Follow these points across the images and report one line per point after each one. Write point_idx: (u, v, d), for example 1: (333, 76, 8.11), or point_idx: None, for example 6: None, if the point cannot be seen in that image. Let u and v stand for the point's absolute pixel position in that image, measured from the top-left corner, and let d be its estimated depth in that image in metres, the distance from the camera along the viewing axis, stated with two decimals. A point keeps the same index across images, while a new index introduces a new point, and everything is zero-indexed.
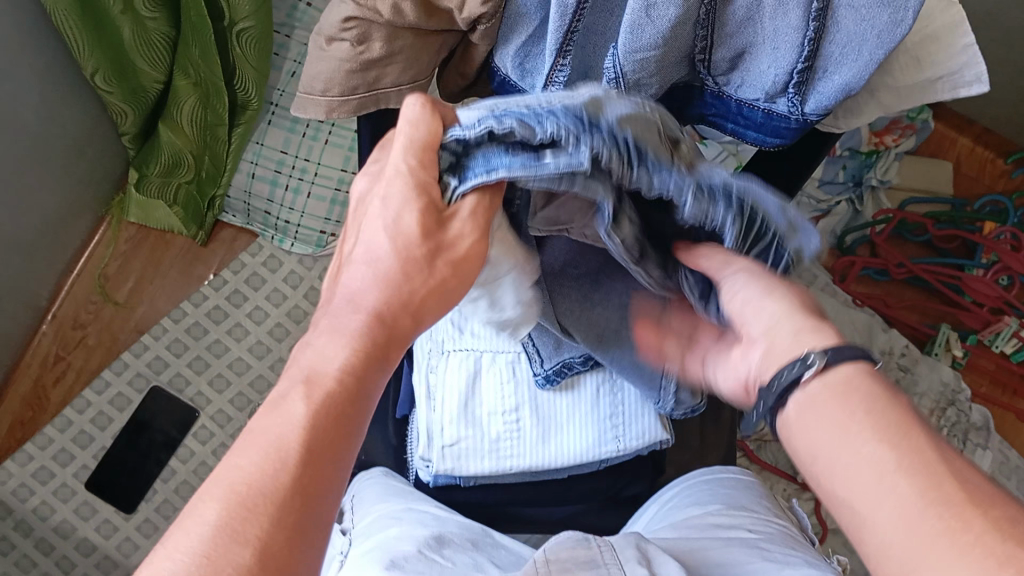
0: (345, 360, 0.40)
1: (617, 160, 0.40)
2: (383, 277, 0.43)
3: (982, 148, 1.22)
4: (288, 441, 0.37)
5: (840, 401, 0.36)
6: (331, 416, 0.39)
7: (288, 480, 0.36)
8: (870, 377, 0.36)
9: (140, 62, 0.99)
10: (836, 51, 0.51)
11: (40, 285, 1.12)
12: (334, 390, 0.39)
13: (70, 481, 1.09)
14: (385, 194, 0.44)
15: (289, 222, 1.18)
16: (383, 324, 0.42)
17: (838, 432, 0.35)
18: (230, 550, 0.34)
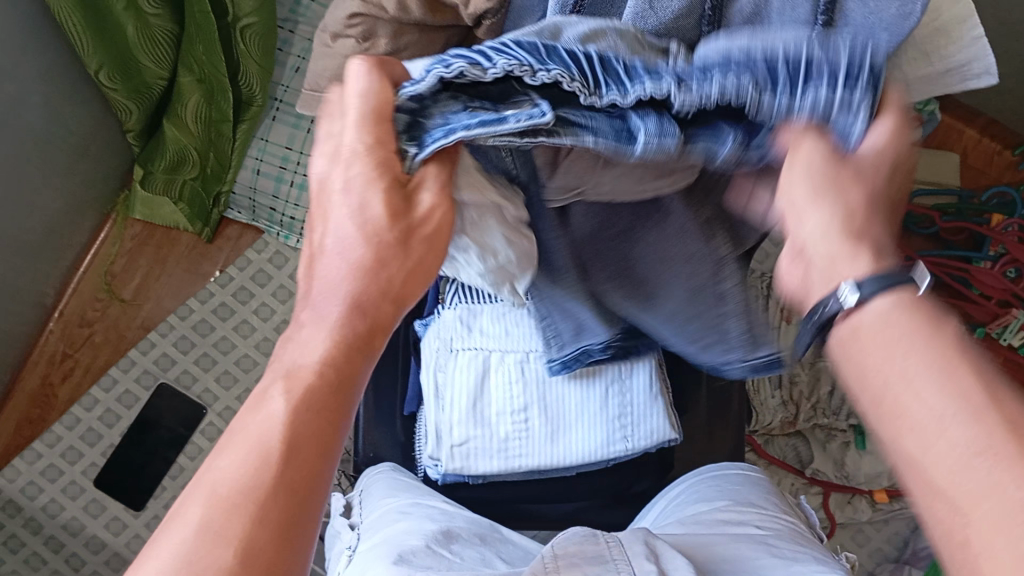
0: (328, 354, 0.41)
1: (576, 89, 0.40)
2: (353, 265, 0.43)
3: (988, 140, 1.21)
4: (271, 442, 0.38)
5: (884, 335, 0.37)
6: (316, 413, 0.40)
7: (272, 477, 0.38)
8: (917, 306, 0.37)
9: (145, 59, 0.99)
10: None
11: (46, 284, 1.12)
12: (316, 382, 0.40)
13: (78, 478, 1.09)
14: (346, 176, 0.42)
15: (294, 219, 1.18)
16: (361, 310, 0.43)
17: (884, 368, 0.36)
18: (212, 553, 0.36)
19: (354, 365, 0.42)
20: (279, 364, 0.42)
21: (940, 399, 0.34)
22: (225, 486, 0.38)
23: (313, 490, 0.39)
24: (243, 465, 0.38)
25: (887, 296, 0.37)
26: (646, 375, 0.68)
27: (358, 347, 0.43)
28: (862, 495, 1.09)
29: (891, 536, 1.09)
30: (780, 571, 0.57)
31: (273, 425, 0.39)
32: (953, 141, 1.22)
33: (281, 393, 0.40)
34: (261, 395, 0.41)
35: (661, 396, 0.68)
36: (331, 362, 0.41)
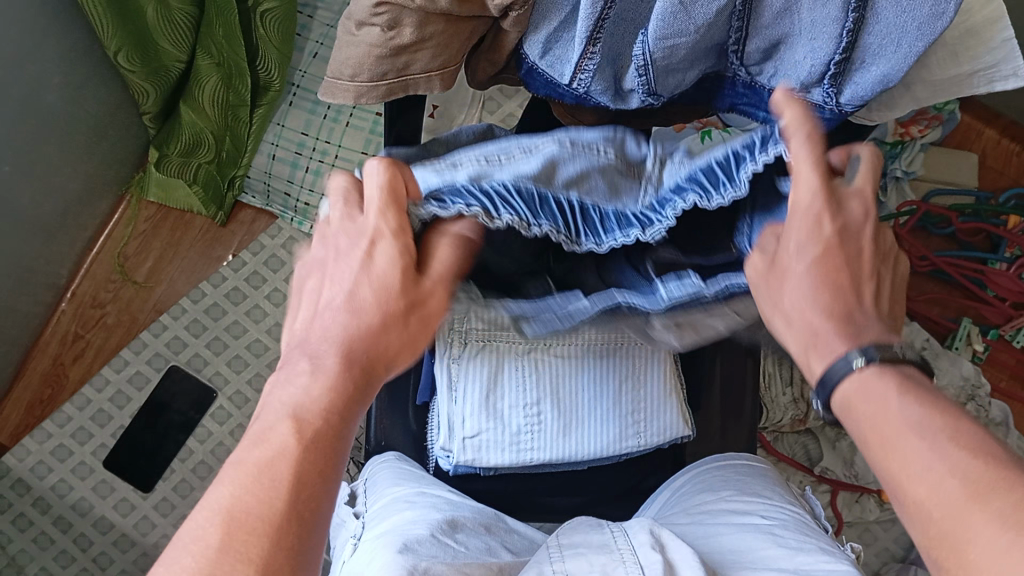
0: (329, 407, 0.42)
1: (560, 237, 0.47)
2: (357, 323, 0.45)
3: (1008, 141, 1.21)
4: (278, 466, 0.40)
5: (871, 403, 0.42)
6: (321, 451, 0.41)
7: (282, 504, 0.39)
8: (894, 373, 0.43)
9: (162, 41, 0.98)
10: (875, 42, 0.50)
11: (60, 264, 1.12)
12: (315, 429, 0.41)
13: (88, 459, 1.09)
14: (372, 256, 0.46)
15: (308, 205, 1.17)
16: (356, 354, 0.44)
17: (872, 433, 0.41)
18: (232, 570, 0.37)
19: (351, 413, 0.43)
20: (276, 407, 0.42)
21: (927, 448, 0.38)
22: (244, 508, 0.38)
23: (317, 515, 0.40)
24: (253, 488, 0.39)
25: (873, 367, 0.43)
26: (659, 374, 0.68)
27: (356, 394, 0.44)
28: (869, 494, 1.09)
29: (898, 537, 1.09)
30: (786, 563, 0.57)
31: (285, 458, 0.40)
32: (973, 141, 1.22)
33: (289, 432, 0.41)
34: (263, 431, 0.41)
35: (672, 395, 0.68)
36: (328, 414, 0.42)
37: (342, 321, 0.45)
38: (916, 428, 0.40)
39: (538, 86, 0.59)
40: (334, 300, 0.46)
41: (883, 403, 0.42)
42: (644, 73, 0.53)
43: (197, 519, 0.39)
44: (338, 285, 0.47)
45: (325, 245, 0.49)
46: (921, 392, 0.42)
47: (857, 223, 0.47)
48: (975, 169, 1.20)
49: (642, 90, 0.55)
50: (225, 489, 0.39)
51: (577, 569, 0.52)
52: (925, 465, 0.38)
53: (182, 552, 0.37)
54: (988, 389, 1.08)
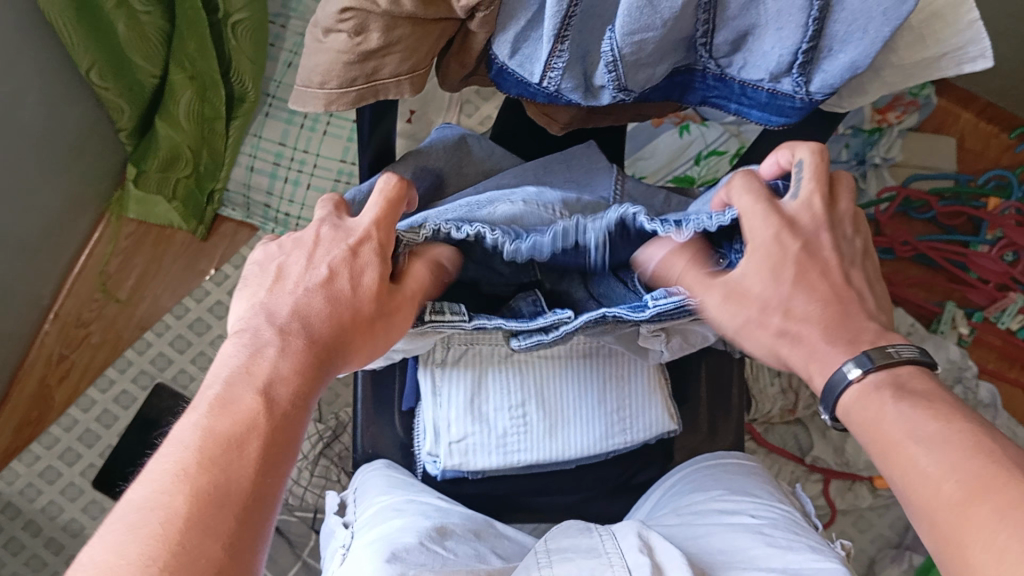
0: (299, 388, 0.44)
1: (496, 238, 0.50)
2: (333, 310, 0.47)
3: (985, 123, 1.22)
4: (249, 444, 0.40)
5: (869, 411, 0.44)
6: (282, 428, 0.42)
7: (251, 484, 0.39)
8: (889, 381, 0.45)
9: (134, 57, 0.98)
10: (841, 30, 0.50)
11: (43, 284, 1.12)
12: (283, 411, 0.42)
13: (77, 479, 1.08)
14: (354, 247, 0.48)
15: (289, 215, 1.18)
16: (325, 343, 0.46)
17: (875, 442, 0.44)
18: (203, 544, 0.36)
19: (310, 394, 0.44)
20: (242, 378, 0.43)
21: (925, 456, 0.41)
22: (215, 481, 0.38)
23: (271, 493, 0.40)
24: (219, 470, 0.39)
25: (871, 376, 0.45)
26: (642, 370, 0.68)
27: (315, 377, 0.45)
28: (862, 481, 1.08)
29: (893, 522, 1.08)
30: (776, 563, 0.57)
31: (255, 431, 0.41)
32: (951, 124, 1.23)
33: (255, 399, 0.42)
34: (226, 401, 0.42)
35: (656, 390, 0.68)
36: (296, 397, 0.43)
37: (315, 302, 0.47)
38: (913, 436, 0.42)
39: (509, 86, 0.59)
40: (305, 282, 0.48)
41: (884, 412, 0.44)
42: (613, 69, 0.53)
43: (140, 489, 0.38)
44: (312, 269, 0.48)
45: (293, 239, 0.51)
46: (916, 396, 0.44)
47: (818, 241, 0.50)
48: (953, 152, 1.21)
49: (612, 86, 0.55)
50: (177, 450, 0.39)
51: (564, 572, 0.52)
52: (923, 460, 0.41)
53: (148, 512, 0.37)
54: (975, 370, 1.08)
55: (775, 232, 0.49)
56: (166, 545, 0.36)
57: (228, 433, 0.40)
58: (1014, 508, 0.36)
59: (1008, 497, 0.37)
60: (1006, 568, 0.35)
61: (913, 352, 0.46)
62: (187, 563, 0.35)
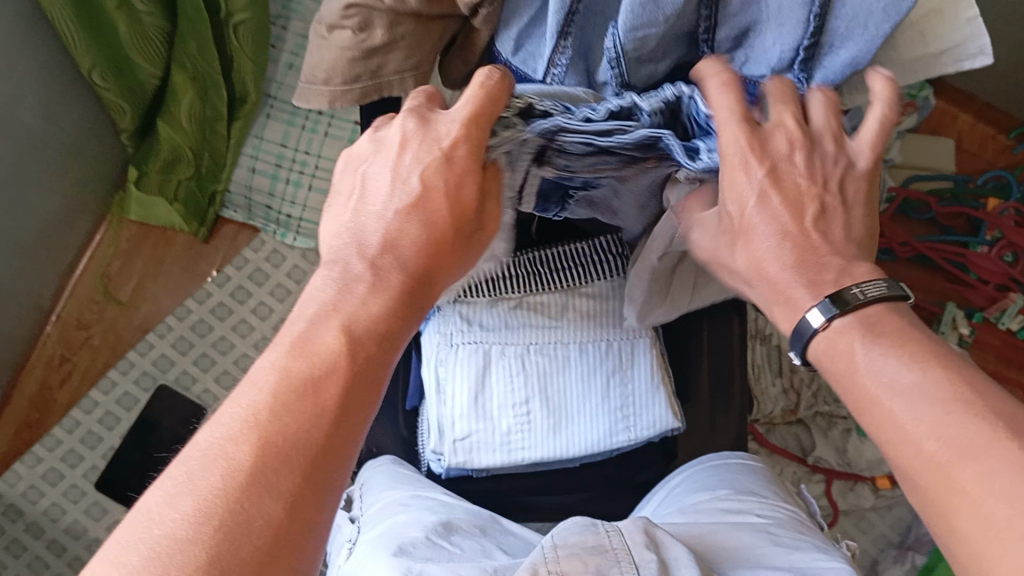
0: (382, 328, 0.43)
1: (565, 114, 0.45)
2: (428, 224, 0.46)
3: (983, 124, 1.23)
4: (327, 387, 0.39)
5: (840, 357, 0.45)
6: (365, 365, 0.41)
7: (321, 435, 0.38)
8: (861, 324, 0.45)
9: (135, 57, 0.98)
10: (841, 26, 0.50)
11: (43, 288, 1.12)
12: (364, 347, 0.41)
13: (79, 481, 1.09)
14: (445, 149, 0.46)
15: (290, 217, 1.19)
16: (420, 271, 0.45)
17: (849, 390, 0.44)
18: (262, 502, 0.35)
19: (401, 329, 0.44)
20: (328, 312, 0.42)
21: (901, 406, 0.41)
22: (280, 430, 0.37)
23: (345, 444, 0.39)
24: (289, 418, 0.37)
25: (836, 322, 0.46)
26: (647, 367, 0.66)
27: (408, 310, 0.44)
28: (864, 482, 1.09)
29: (894, 522, 1.08)
30: (781, 561, 0.57)
31: (332, 379, 0.39)
32: (948, 125, 1.24)
33: (335, 337, 0.41)
34: (306, 341, 0.40)
35: (662, 387, 0.66)
36: (377, 326, 0.42)
37: (412, 225, 0.46)
38: (888, 389, 0.42)
39: None
40: (391, 205, 0.46)
41: (853, 360, 0.44)
42: (616, 65, 0.53)
43: (193, 455, 0.36)
44: (402, 182, 0.47)
45: (385, 137, 0.49)
46: (901, 342, 0.43)
47: (784, 158, 0.49)
48: (951, 153, 1.22)
49: (615, 83, 0.54)
50: (250, 393, 0.38)
51: (572, 569, 0.51)
52: (901, 413, 0.41)
53: (210, 462, 0.36)
54: None
55: (742, 160, 0.47)
56: (224, 497, 0.35)
57: (304, 374, 0.39)
58: (1006, 472, 0.36)
59: (1005, 457, 0.36)
60: (1000, 536, 0.35)
61: (880, 290, 0.46)
62: (242, 524, 0.34)
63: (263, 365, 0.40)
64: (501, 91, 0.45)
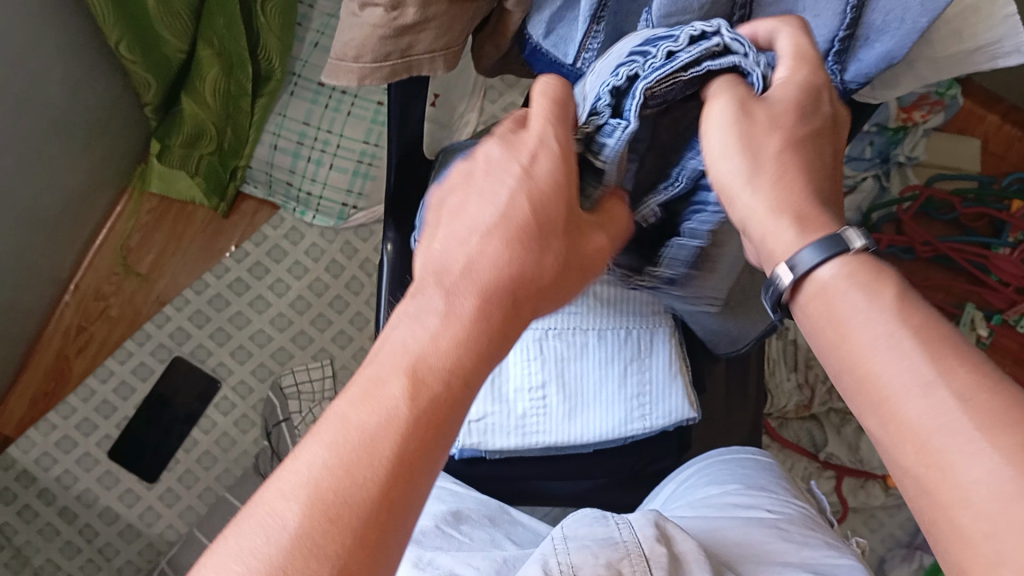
0: (455, 364, 0.38)
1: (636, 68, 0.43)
2: (512, 257, 0.41)
3: (1008, 126, 1.22)
4: (385, 440, 0.35)
5: (846, 302, 0.40)
6: (439, 408, 0.37)
7: (379, 488, 0.34)
8: (867, 266, 0.40)
9: (163, 32, 0.99)
10: (879, 19, 0.49)
11: (63, 257, 1.12)
12: (435, 388, 0.37)
13: (93, 450, 1.10)
14: (528, 164, 0.43)
15: (310, 195, 1.18)
16: (506, 298, 0.40)
17: (834, 337, 0.40)
18: (308, 566, 0.32)
19: (480, 369, 0.39)
20: (397, 349, 0.38)
21: (896, 366, 0.37)
22: (333, 487, 0.34)
23: (413, 494, 0.35)
24: (347, 470, 0.34)
25: (842, 261, 0.40)
26: (665, 354, 0.67)
27: (491, 344, 0.40)
28: (875, 480, 1.08)
29: (903, 522, 1.08)
30: (792, 557, 0.57)
31: (395, 426, 0.35)
32: (974, 126, 1.23)
33: (404, 383, 0.36)
34: (375, 381, 0.37)
35: (679, 377, 0.67)
36: (453, 366, 0.38)
37: (505, 251, 0.41)
38: (887, 344, 0.37)
39: (541, 67, 0.59)
40: (478, 228, 0.42)
41: (861, 308, 0.39)
42: None
43: (249, 516, 0.34)
44: (489, 203, 0.42)
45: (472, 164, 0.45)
46: (915, 299, 0.39)
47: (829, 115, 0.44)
48: (976, 154, 1.21)
49: None
50: (315, 452, 0.35)
51: (582, 561, 0.51)
52: (905, 374, 0.36)
53: (262, 526, 0.33)
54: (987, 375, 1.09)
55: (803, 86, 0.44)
56: (274, 564, 0.32)
57: (366, 429, 0.35)
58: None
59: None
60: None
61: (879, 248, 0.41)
62: None
63: (328, 411, 0.36)
64: (564, 98, 0.45)
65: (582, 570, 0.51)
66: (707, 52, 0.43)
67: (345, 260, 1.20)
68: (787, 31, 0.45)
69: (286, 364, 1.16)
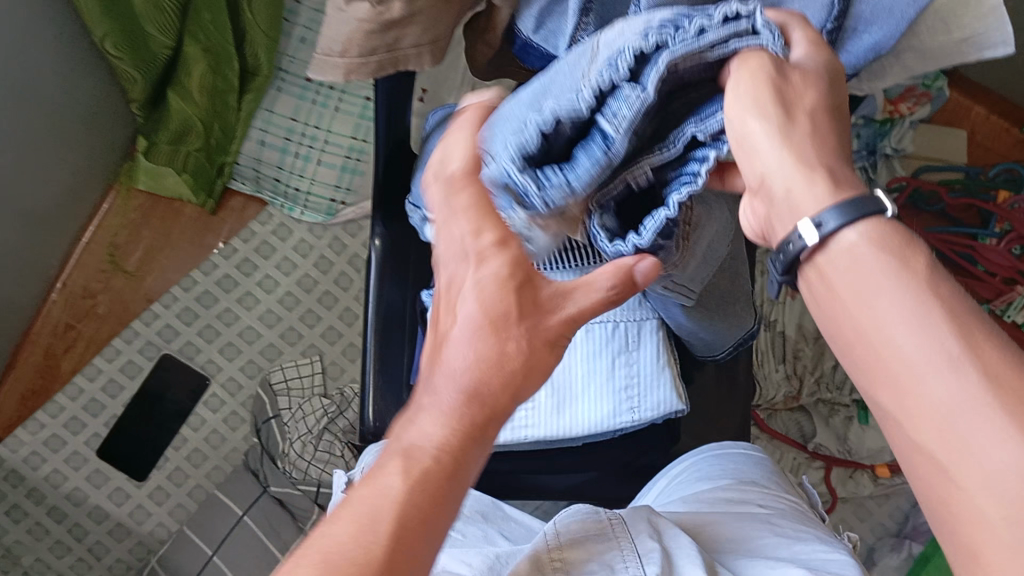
0: (445, 454, 0.40)
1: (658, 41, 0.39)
2: (486, 349, 0.42)
3: (997, 116, 1.22)
4: (384, 518, 0.38)
5: (857, 274, 0.37)
6: (432, 487, 0.39)
7: (382, 560, 0.37)
8: (897, 233, 0.37)
9: (149, 26, 0.98)
10: (867, 10, 0.50)
11: (50, 254, 1.12)
12: (428, 469, 0.39)
13: (81, 449, 1.10)
14: (476, 245, 0.44)
15: (298, 190, 1.18)
16: (480, 383, 0.41)
17: (849, 309, 0.37)
18: None
19: (471, 450, 0.41)
20: (396, 446, 0.41)
21: (905, 346, 0.34)
22: (344, 554, 0.36)
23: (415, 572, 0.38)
24: (354, 542, 0.37)
25: (854, 230, 0.37)
26: (653, 345, 0.66)
27: (478, 428, 0.41)
28: (863, 470, 1.09)
29: (893, 512, 1.09)
30: (783, 551, 0.57)
31: (390, 508, 0.38)
32: (962, 117, 1.23)
33: (398, 472, 0.39)
34: (375, 474, 0.40)
35: (668, 368, 0.66)
36: (441, 452, 0.40)
37: (479, 345, 0.42)
38: (915, 317, 0.34)
39: (533, 61, 0.59)
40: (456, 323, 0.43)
41: (872, 282, 0.36)
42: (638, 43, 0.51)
43: None
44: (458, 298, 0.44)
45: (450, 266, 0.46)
46: (945, 273, 0.35)
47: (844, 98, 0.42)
48: (964, 145, 1.22)
49: None
50: (327, 536, 0.38)
51: (576, 557, 0.51)
52: (913, 357, 0.34)
53: None
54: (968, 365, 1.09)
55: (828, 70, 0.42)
56: None
57: (367, 516, 0.38)
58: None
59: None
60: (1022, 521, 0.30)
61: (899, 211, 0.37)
62: None
63: (339, 504, 0.40)
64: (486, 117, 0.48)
65: (575, 566, 0.51)
66: (737, 34, 0.40)
67: (333, 256, 1.20)
68: (797, 25, 0.43)
69: (275, 360, 1.15)
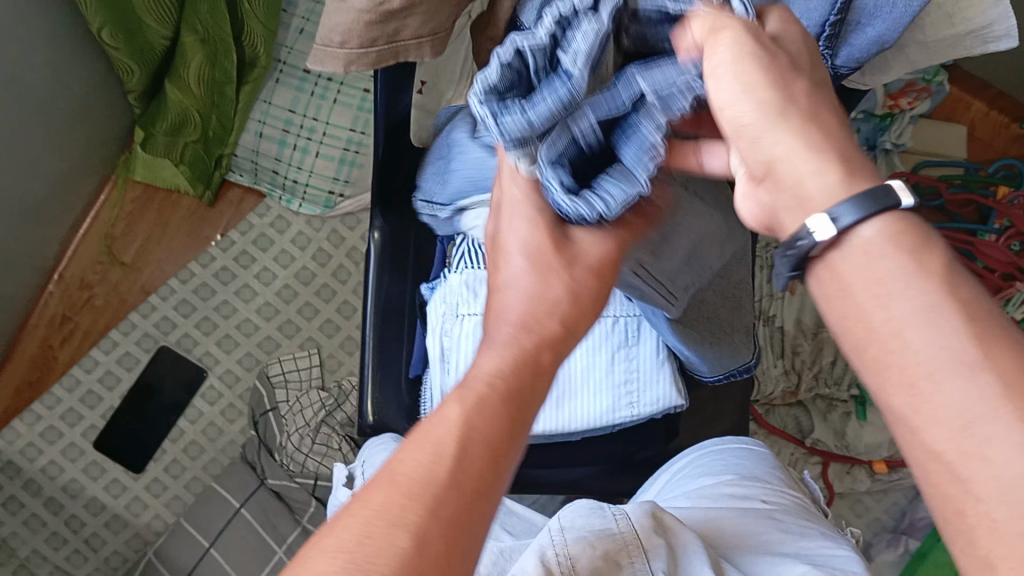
0: (507, 384, 0.39)
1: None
2: (546, 288, 0.42)
3: (996, 113, 1.22)
4: (451, 436, 0.36)
5: (872, 270, 0.33)
6: (497, 412, 0.38)
7: (457, 476, 0.35)
8: (915, 230, 0.33)
9: (145, 18, 0.98)
10: (871, 3, 0.50)
11: (47, 245, 1.11)
12: (494, 393, 0.38)
13: (78, 441, 1.10)
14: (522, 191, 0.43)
15: (296, 183, 1.18)
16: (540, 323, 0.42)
17: (862, 307, 0.33)
18: (390, 544, 0.32)
19: (531, 383, 0.40)
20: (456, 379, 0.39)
21: (928, 345, 0.31)
22: (408, 475, 0.34)
23: (488, 489, 0.36)
24: (421, 460, 0.35)
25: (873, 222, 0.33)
26: (654, 343, 0.66)
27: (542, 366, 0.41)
28: (861, 466, 1.09)
29: (889, 508, 1.10)
30: (788, 548, 0.57)
31: (456, 426, 0.37)
32: (961, 113, 1.23)
33: (461, 397, 0.38)
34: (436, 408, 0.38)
35: (667, 363, 0.66)
36: (502, 379, 0.39)
37: (539, 281, 0.42)
38: (934, 314, 0.31)
39: None
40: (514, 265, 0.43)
41: (890, 277, 0.32)
42: None
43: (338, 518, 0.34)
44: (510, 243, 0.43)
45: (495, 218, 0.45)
46: (964, 273, 0.32)
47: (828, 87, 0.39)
48: (963, 141, 1.22)
49: None
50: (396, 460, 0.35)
51: (581, 554, 0.51)
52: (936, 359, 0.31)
53: (354, 520, 0.33)
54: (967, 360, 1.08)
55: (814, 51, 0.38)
56: (359, 554, 0.32)
57: (435, 436, 0.36)
58: None
59: None
60: None
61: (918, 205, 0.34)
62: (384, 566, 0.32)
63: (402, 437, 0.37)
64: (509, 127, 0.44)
65: (581, 563, 0.51)
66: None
67: (332, 248, 1.20)
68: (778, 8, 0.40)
69: (273, 353, 1.15)
